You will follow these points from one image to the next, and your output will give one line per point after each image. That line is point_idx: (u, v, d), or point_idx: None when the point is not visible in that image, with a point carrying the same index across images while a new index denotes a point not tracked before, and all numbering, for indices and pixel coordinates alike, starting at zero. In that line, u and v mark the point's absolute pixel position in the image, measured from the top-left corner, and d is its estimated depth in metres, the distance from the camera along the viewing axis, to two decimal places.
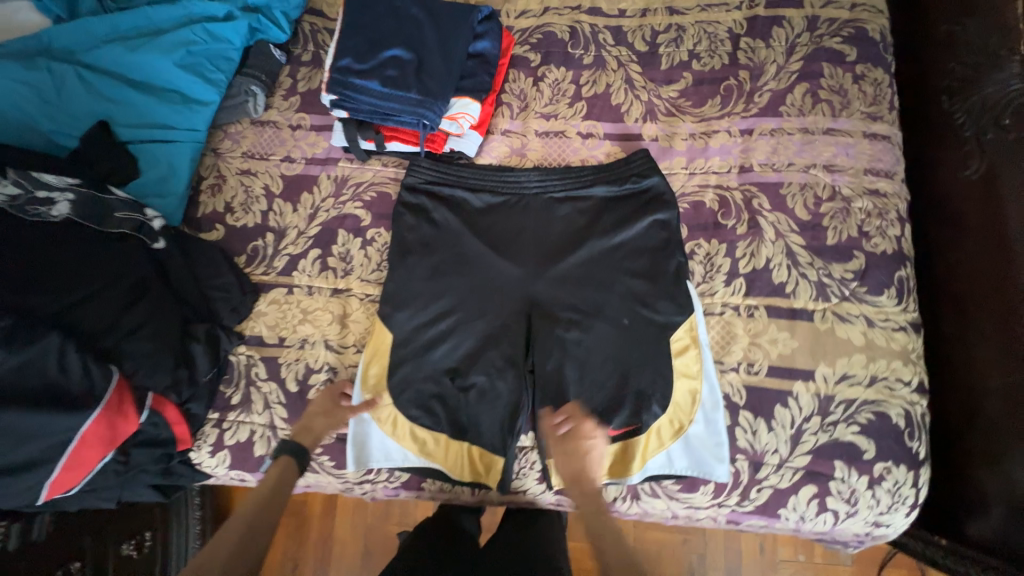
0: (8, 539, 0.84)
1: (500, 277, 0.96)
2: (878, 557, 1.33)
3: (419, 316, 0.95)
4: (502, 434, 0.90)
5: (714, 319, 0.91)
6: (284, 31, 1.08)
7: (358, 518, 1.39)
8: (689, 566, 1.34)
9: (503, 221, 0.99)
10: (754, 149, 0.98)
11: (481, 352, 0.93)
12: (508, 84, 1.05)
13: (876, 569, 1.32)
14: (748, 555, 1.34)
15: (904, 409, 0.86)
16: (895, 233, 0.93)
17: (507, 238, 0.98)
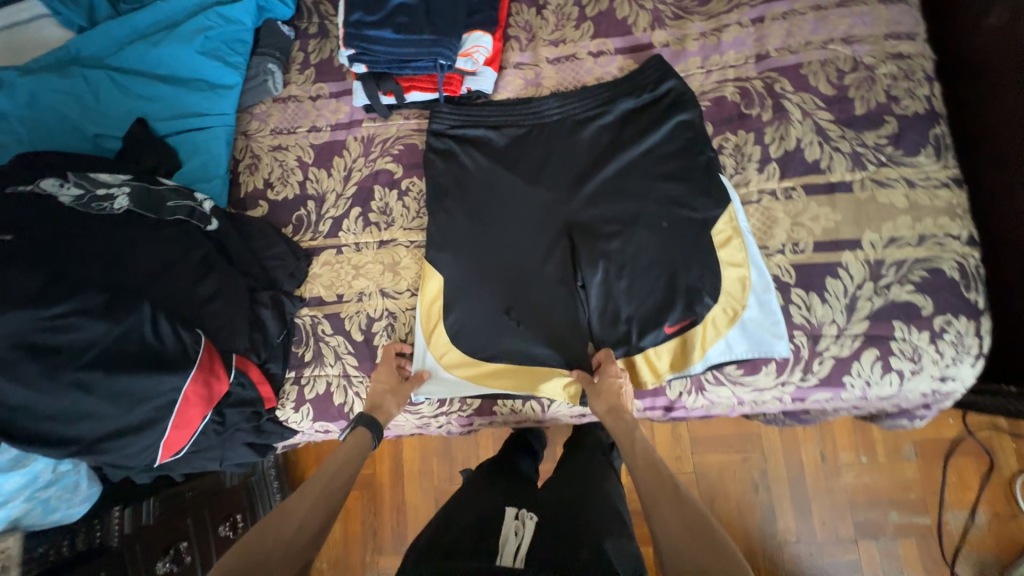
0: (124, 523, 0.94)
1: (536, 203, 0.99)
2: (945, 446, 1.33)
3: (466, 252, 0.99)
4: (564, 349, 0.94)
5: (752, 207, 0.93)
6: (289, 7, 1.12)
7: (425, 484, 1.45)
8: (752, 483, 1.37)
9: (530, 150, 1.01)
10: (769, 36, 0.97)
11: (530, 275, 0.97)
12: (512, 18, 1.07)
13: (942, 460, 1.32)
14: (810, 465, 1.36)
15: (957, 262, 0.87)
16: (925, 93, 0.92)
17: (538, 166, 1.00)
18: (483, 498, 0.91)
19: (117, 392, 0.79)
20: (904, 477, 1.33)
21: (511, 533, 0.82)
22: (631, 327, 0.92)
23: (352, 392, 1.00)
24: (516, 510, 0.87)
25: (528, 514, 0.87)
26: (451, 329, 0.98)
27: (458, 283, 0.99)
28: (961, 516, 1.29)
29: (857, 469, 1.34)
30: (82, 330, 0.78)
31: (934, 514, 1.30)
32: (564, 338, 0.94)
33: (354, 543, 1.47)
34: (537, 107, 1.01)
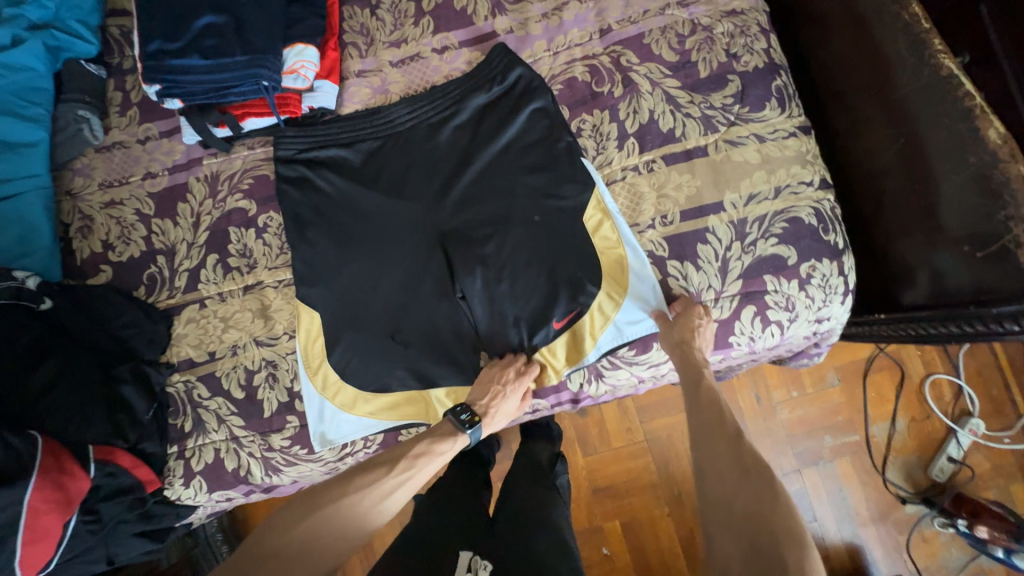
0: None
1: (404, 217, 0.94)
2: (861, 367, 1.40)
3: (342, 282, 0.93)
4: (457, 364, 0.90)
5: (618, 186, 0.91)
6: (92, 44, 0.98)
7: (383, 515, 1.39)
8: None
9: (388, 163, 0.95)
10: (608, 9, 0.95)
11: (410, 295, 0.92)
12: (346, 22, 0.99)
13: (862, 379, 1.40)
14: (748, 410, 1.41)
15: (813, 208, 0.89)
16: (762, 46, 0.93)
17: (398, 178, 0.95)
18: (420, 533, 0.84)
19: None
20: (831, 403, 1.39)
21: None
22: (519, 331, 0.89)
23: (244, 454, 0.92)
24: (470, 559, 0.81)
25: (483, 563, 0.80)
26: (338, 365, 0.92)
27: (338, 316, 0.93)
28: (884, 427, 1.37)
29: (791, 404, 1.40)
30: None
31: (861, 430, 1.38)
32: (456, 352, 0.90)
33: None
34: (386, 117, 0.95)
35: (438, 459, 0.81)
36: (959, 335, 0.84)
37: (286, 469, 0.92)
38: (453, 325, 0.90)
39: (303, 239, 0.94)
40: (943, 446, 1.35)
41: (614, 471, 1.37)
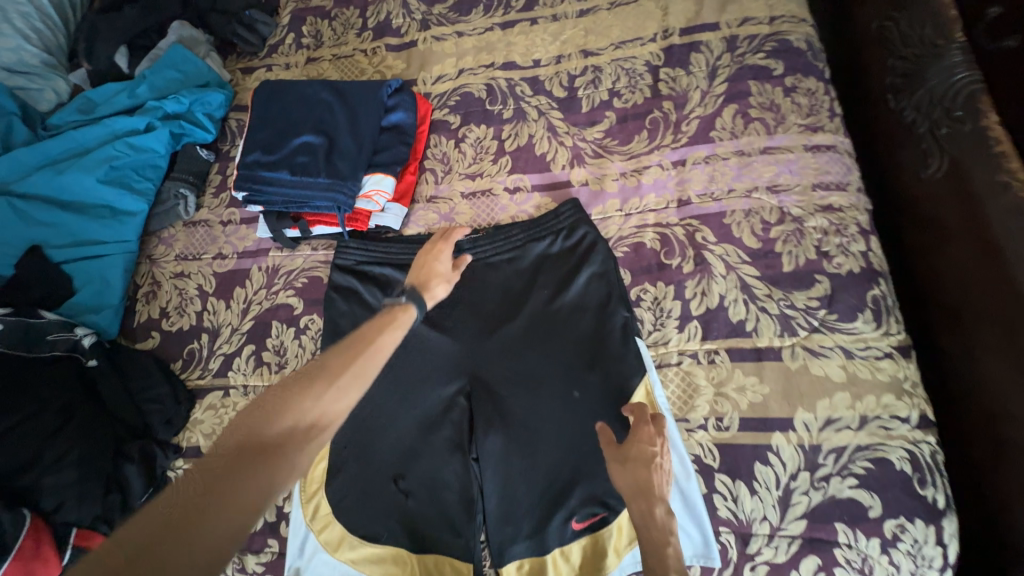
0: None
1: (437, 351, 0.90)
2: None
3: (360, 407, 0.89)
4: (455, 528, 0.81)
5: (671, 371, 0.83)
6: (209, 131, 1.09)
7: None
8: None
9: (437, 293, 0.94)
10: (691, 180, 0.92)
11: (426, 439, 0.86)
12: (430, 150, 1.03)
13: None
14: None
15: (908, 451, 0.74)
16: (860, 249, 0.83)
17: (440, 308, 0.93)
18: None
19: None
20: None
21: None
22: (533, 514, 0.79)
23: None
24: None
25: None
26: (333, 499, 0.85)
27: (349, 440, 0.88)
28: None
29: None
30: None
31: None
32: (459, 516, 0.81)
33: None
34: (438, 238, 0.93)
35: (395, 334, 0.74)
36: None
37: None
38: (461, 484, 0.83)
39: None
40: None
41: None
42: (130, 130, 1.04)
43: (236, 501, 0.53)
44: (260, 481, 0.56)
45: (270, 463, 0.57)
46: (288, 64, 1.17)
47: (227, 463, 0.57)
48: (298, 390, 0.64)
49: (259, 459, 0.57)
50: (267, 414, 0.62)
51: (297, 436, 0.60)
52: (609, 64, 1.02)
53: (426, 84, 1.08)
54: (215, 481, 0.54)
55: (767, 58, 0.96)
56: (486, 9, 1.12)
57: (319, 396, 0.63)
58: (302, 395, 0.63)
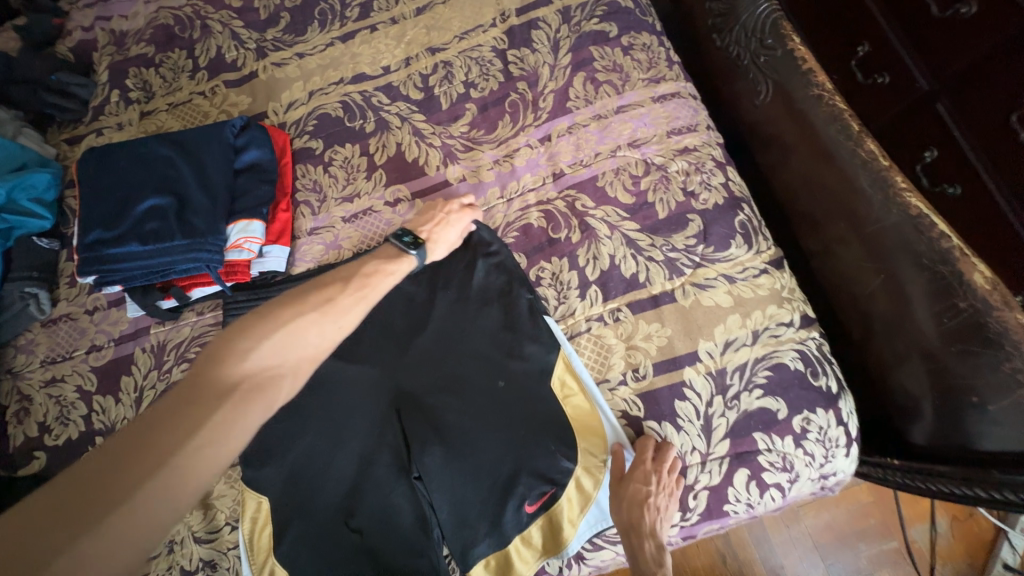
0: None
1: (355, 382, 0.87)
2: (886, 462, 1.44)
3: (284, 462, 0.84)
4: (416, 551, 0.80)
5: (584, 338, 0.85)
6: (45, 217, 0.97)
7: None
8: (718, 552, 1.37)
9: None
10: (560, 152, 0.94)
11: (365, 476, 0.83)
12: (299, 181, 0.98)
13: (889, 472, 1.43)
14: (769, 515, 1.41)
15: (797, 351, 0.82)
16: (720, 181, 0.90)
17: (346, 340, 0.89)
18: None
19: None
20: (860, 503, 1.39)
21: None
22: (488, 513, 0.79)
23: None
24: None
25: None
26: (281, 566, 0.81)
27: (286, 501, 0.83)
28: (924, 529, 1.36)
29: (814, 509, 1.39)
30: None
31: (899, 535, 1.36)
32: (418, 540, 0.80)
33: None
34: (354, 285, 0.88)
35: (392, 280, 0.77)
36: (967, 497, 0.76)
37: None
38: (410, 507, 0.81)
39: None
40: (997, 549, 1.31)
41: None
42: None
43: (237, 433, 0.55)
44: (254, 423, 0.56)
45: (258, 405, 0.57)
46: (120, 124, 1.06)
47: (229, 391, 0.56)
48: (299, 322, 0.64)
49: (261, 394, 0.58)
50: (258, 348, 0.60)
51: (298, 372, 0.62)
52: (457, 57, 1.02)
53: (278, 115, 1.02)
54: (215, 411, 0.54)
55: (601, 22, 1.00)
56: (322, 24, 1.07)
57: (322, 334, 0.65)
58: (304, 330, 0.64)
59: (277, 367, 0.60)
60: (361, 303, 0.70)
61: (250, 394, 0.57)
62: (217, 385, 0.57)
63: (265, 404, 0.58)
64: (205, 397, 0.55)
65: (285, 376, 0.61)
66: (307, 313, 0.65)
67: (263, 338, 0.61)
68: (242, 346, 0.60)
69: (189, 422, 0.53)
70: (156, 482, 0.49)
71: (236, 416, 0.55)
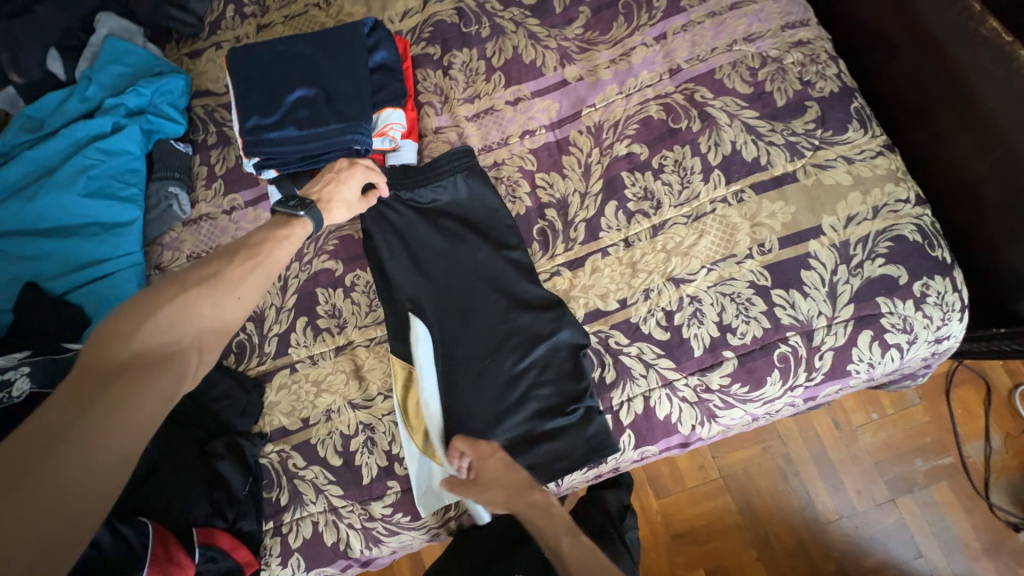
0: None
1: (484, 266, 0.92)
2: (942, 383, 1.36)
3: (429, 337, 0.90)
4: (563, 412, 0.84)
5: (710, 218, 0.90)
6: (179, 123, 1.03)
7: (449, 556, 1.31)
8: (779, 471, 1.32)
9: (448, 228, 0.94)
10: (675, 49, 0.98)
11: (486, 361, 0.87)
12: (421, 84, 1.03)
13: (943, 396, 1.34)
14: (826, 435, 1.34)
15: (916, 225, 0.87)
16: (834, 71, 0.94)
17: (462, 233, 0.94)
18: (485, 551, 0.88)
19: None
20: (915, 423, 1.33)
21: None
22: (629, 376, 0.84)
23: (344, 526, 0.87)
24: None
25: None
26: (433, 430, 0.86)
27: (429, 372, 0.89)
28: (979, 445, 1.30)
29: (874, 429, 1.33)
30: None
31: (954, 451, 1.30)
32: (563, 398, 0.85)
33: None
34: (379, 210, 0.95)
35: (286, 245, 0.71)
36: None
37: (387, 538, 0.87)
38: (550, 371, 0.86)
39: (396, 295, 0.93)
40: None
41: (691, 513, 1.32)
42: (96, 134, 0.97)
43: (137, 412, 0.53)
44: (164, 392, 0.56)
45: (163, 375, 0.56)
46: (239, 37, 1.10)
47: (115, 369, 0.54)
48: (194, 296, 0.60)
49: (160, 369, 0.56)
50: (138, 325, 0.56)
51: (201, 344, 0.61)
52: None
53: (395, 23, 1.06)
54: (106, 389, 0.52)
55: None
56: None
57: (219, 304, 0.62)
58: (199, 301, 0.60)
59: (169, 350, 0.58)
60: (255, 271, 0.66)
61: (150, 369, 0.55)
62: (102, 364, 0.54)
63: (168, 379, 0.56)
64: (90, 378, 0.53)
65: (186, 349, 0.59)
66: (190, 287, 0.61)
67: (144, 320, 0.57)
68: (120, 326, 0.56)
69: (65, 423, 0.50)
70: (55, 462, 0.47)
71: (134, 393, 0.53)
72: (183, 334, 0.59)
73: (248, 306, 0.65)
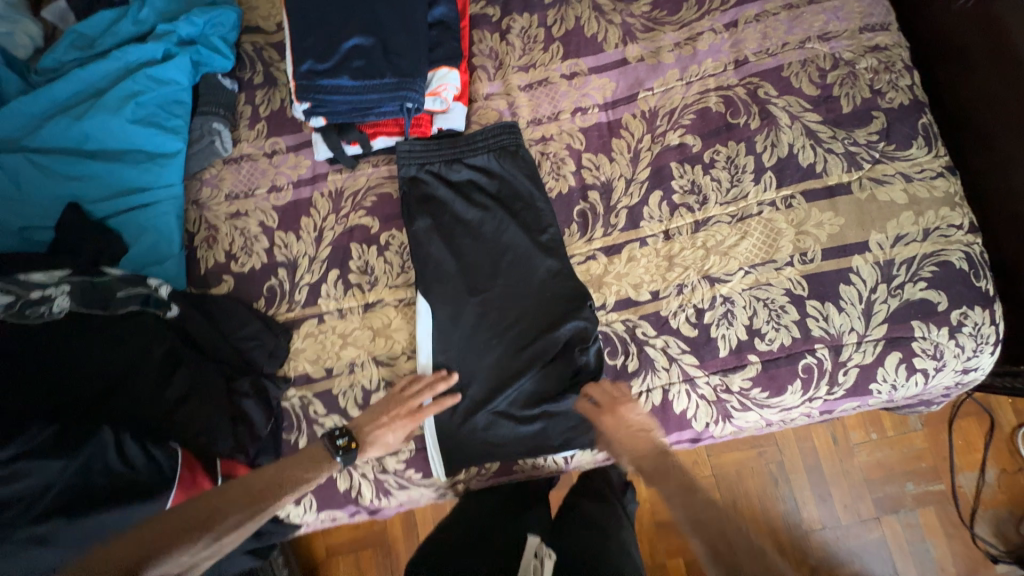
0: None
1: (518, 244, 0.91)
2: (947, 413, 1.36)
3: (458, 307, 0.90)
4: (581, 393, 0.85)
5: (755, 221, 0.88)
6: (228, 58, 1.02)
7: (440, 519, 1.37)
8: (771, 476, 1.35)
9: (479, 201, 0.93)
10: (745, 39, 0.94)
11: (512, 334, 0.88)
12: (475, 46, 1.00)
13: (946, 426, 1.35)
14: (823, 449, 1.36)
15: (964, 252, 0.85)
16: (907, 83, 0.90)
17: (495, 207, 0.93)
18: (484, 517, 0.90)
19: (86, 535, 0.66)
20: (913, 447, 1.34)
21: (531, 573, 0.79)
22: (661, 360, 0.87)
23: (357, 474, 0.90)
24: (536, 544, 0.83)
25: (548, 549, 0.83)
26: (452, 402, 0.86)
27: (450, 341, 0.89)
28: (972, 477, 1.32)
29: (870, 447, 1.35)
30: (32, 476, 0.65)
31: (946, 479, 1.32)
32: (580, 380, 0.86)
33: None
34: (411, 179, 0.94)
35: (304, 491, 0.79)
36: None
37: (396, 492, 0.91)
38: (571, 354, 0.87)
39: (430, 261, 0.92)
40: None
41: None
42: (146, 61, 0.96)
43: (188, 531, 0.68)
44: (223, 517, 0.71)
45: (248, 496, 0.74)
46: None
47: (207, 500, 0.71)
48: (289, 478, 0.78)
49: (245, 485, 0.74)
50: (209, 499, 0.71)
51: (221, 511, 0.71)
52: None
53: None
54: (209, 503, 0.71)
55: None
56: None
57: (245, 508, 0.73)
58: (238, 513, 0.72)
59: (250, 478, 0.75)
60: (257, 505, 0.74)
61: (240, 489, 0.74)
62: (184, 506, 0.70)
63: (247, 505, 0.73)
64: (190, 507, 0.70)
65: (253, 493, 0.74)
66: (238, 506, 0.73)
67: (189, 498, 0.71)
68: (193, 504, 0.70)
69: (207, 511, 0.70)
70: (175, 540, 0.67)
71: (221, 509, 0.71)
72: (224, 520, 0.71)
73: (255, 516, 0.73)
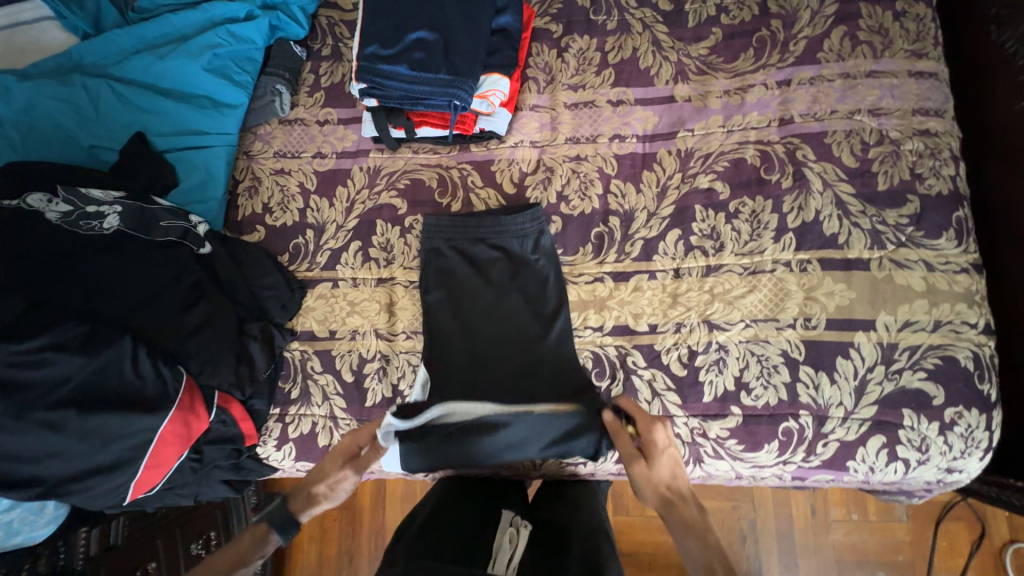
0: (89, 544, 0.92)
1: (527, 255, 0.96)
2: (936, 512, 1.31)
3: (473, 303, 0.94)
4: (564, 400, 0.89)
5: (766, 277, 0.89)
6: (303, 27, 1.09)
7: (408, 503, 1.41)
8: (739, 532, 1.34)
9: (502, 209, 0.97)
10: (794, 100, 0.95)
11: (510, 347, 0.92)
12: (532, 58, 1.04)
13: (933, 526, 1.30)
14: (799, 518, 1.34)
15: (972, 352, 0.83)
16: (950, 173, 0.89)
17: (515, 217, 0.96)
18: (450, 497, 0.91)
19: (90, 430, 0.73)
20: (893, 538, 1.31)
21: (505, 541, 0.81)
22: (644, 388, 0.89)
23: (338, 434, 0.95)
24: (511, 517, 0.86)
25: (523, 520, 0.86)
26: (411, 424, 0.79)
27: (449, 337, 0.93)
28: None
29: (847, 527, 1.32)
30: (54, 366, 0.71)
31: None
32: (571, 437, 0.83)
33: (328, 565, 1.40)
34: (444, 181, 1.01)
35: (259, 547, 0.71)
36: None
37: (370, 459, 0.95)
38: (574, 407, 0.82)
39: (461, 261, 0.97)
40: None
41: (641, 538, 1.34)
42: (230, 17, 1.04)
43: None
44: None
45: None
46: None
47: None
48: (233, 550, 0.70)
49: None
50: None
51: None
52: None
53: None
54: None
55: None
56: None
57: None
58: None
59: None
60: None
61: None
62: None
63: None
64: None
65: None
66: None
67: None
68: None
69: None
70: None
71: None
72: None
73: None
